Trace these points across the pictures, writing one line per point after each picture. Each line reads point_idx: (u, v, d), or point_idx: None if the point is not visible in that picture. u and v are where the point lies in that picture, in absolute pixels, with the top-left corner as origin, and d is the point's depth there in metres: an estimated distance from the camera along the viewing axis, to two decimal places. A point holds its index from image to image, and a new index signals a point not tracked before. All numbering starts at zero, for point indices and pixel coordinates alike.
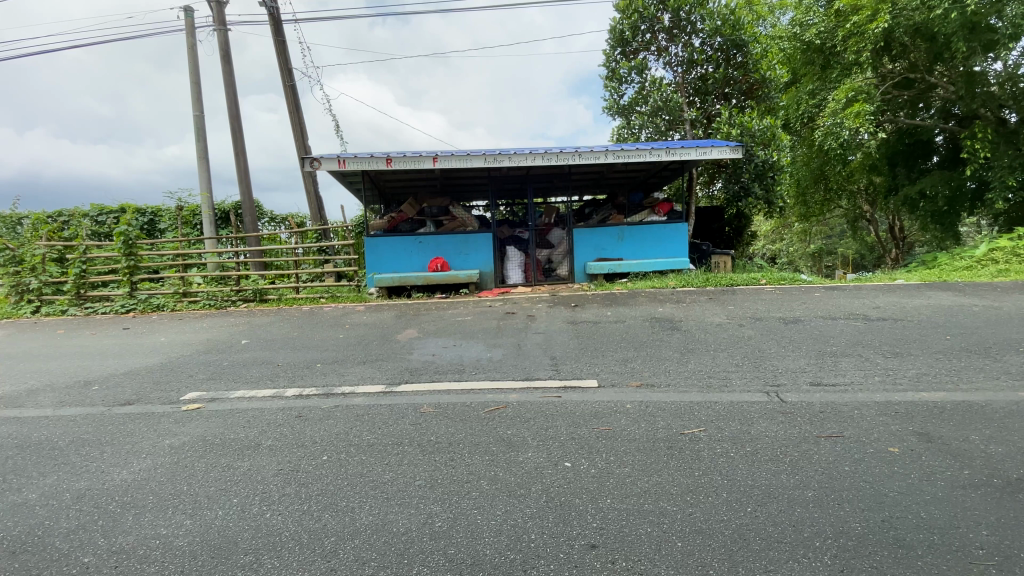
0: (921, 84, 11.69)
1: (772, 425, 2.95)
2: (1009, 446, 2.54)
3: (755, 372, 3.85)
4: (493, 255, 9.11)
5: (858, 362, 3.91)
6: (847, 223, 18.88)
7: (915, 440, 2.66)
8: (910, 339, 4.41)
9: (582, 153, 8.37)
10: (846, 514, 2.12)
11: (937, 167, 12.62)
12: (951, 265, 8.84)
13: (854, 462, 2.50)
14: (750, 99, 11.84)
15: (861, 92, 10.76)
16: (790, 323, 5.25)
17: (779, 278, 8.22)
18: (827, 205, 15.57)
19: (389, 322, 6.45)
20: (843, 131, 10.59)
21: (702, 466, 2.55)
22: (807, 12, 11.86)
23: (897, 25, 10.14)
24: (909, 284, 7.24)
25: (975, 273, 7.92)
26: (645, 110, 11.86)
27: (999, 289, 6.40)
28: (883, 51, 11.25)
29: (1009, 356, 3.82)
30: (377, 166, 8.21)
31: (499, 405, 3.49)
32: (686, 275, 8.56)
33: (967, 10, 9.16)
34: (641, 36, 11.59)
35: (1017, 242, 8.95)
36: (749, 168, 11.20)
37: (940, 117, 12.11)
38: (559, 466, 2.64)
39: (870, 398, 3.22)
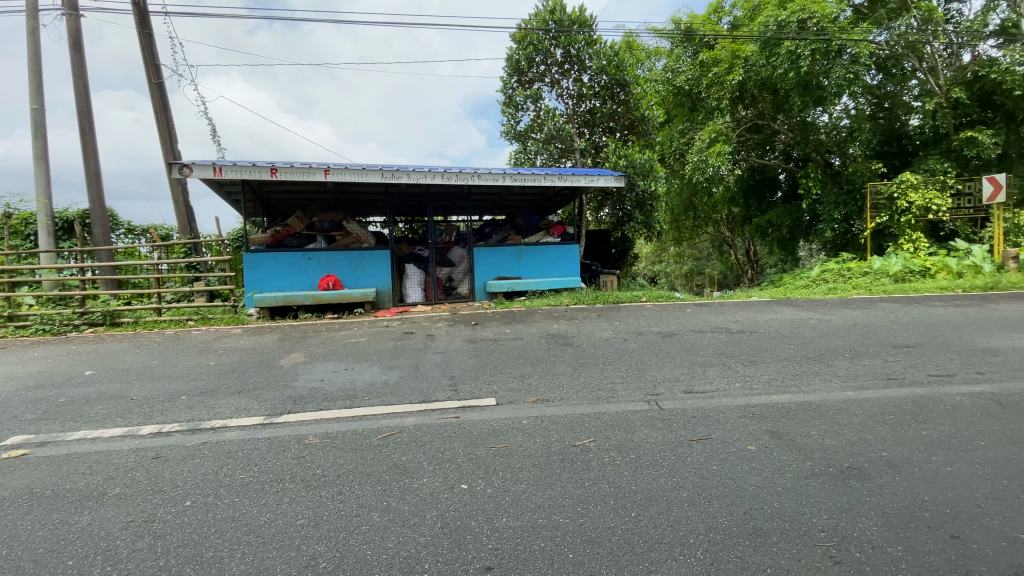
0: (767, 130, 13.80)
1: (653, 432, 3.18)
2: (840, 438, 2.97)
3: (638, 383, 4.14)
4: (390, 272, 8.83)
5: (722, 370, 4.40)
6: (713, 247, 21.38)
7: (768, 438, 3.03)
8: (762, 349, 5.06)
9: (479, 174, 8.52)
10: (715, 510, 2.32)
11: (781, 201, 15.02)
12: (794, 284, 10.42)
13: (721, 461, 2.78)
14: (632, 134, 12.90)
15: (721, 134, 12.50)
16: (667, 336, 5.76)
17: (659, 295, 9.01)
18: (697, 231, 17.52)
19: (271, 346, 5.91)
20: (708, 167, 12.22)
21: (592, 476, 2.66)
22: (678, 61, 13.41)
23: (748, 78, 12.06)
24: (762, 300, 8.34)
25: (812, 291, 9.42)
26: (540, 138, 12.46)
27: (828, 304, 7.63)
28: (738, 100, 13.08)
29: (836, 361, 4.55)
30: (259, 176, 7.59)
31: (393, 431, 3.35)
32: (578, 293, 9.03)
33: (800, 71, 10.98)
34: (535, 68, 12.23)
35: (841, 264, 10.80)
36: (631, 196, 12.28)
37: (782, 159, 14.35)
38: (455, 490, 2.58)
39: (733, 402, 3.62)
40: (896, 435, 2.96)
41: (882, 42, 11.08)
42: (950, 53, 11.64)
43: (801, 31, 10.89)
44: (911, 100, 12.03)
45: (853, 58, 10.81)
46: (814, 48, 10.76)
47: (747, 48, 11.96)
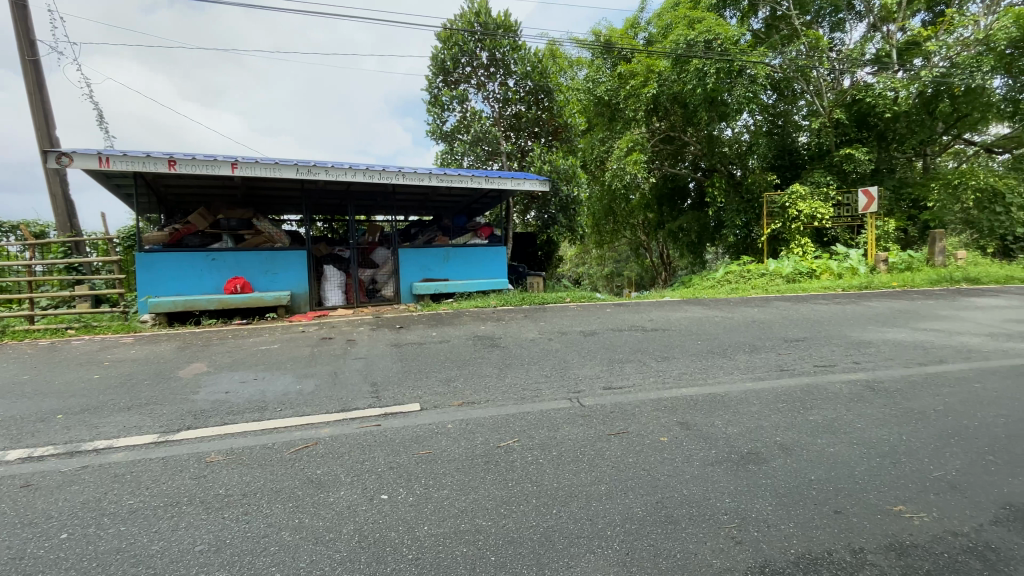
0: (678, 141, 14.80)
1: (574, 428, 3.27)
2: (740, 426, 3.22)
3: (560, 381, 4.25)
4: (307, 274, 8.38)
5: (638, 366, 4.63)
6: (631, 250, 22.55)
7: (678, 429, 3.22)
8: (674, 345, 5.41)
9: (403, 173, 8.32)
10: (630, 501, 2.42)
11: (690, 208, 16.24)
12: (703, 284, 11.27)
13: (635, 453, 2.91)
14: (556, 140, 13.22)
15: (637, 144, 13.29)
16: (588, 335, 5.98)
17: (582, 296, 9.32)
18: (616, 234, 18.40)
19: (169, 355, 5.38)
20: (626, 174, 12.89)
21: (514, 476, 2.68)
22: (598, 72, 14.01)
23: (662, 91, 12.85)
24: (675, 300, 8.92)
25: (718, 291, 10.24)
26: (466, 139, 12.44)
27: (730, 303, 8.34)
28: (653, 112, 13.91)
29: (738, 355, 4.96)
30: (155, 168, 6.89)
31: (309, 443, 3.17)
32: (505, 295, 9.11)
33: (706, 88, 11.90)
34: (461, 69, 12.19)
35: (741, 267, 11.84)
36: (555, 200, 12.59)
37: (692, 169, 15.47)
38: (374, 501, 2.49)
39: (647, 397, 3.82)
40: (788, 421, 3.25)
41: (776, 64, 12.19)
42: (833, 78, 13.07)
43: (707, 50, 11.77)
44: (800, 119, 13.42)
45: (752, 79, 11.87)
46: (718, 67, 11.69)
47: (660, 63, 12.73)
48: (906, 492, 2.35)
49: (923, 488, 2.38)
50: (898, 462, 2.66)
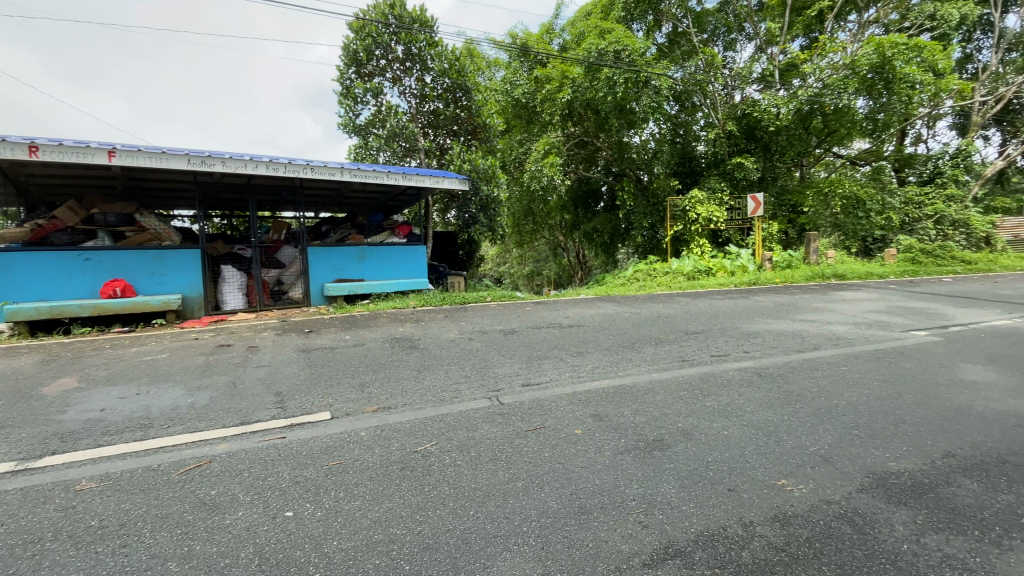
0: (591, 146, 15.43)
1: (492, 427, 3.28)
2: (647, 415, 3.41)
3: (479, 381, 4.24)
4: (202, 276, 7.65)
5: (556, 362, 4.75)
6: (550, 250, 23.19)
7: (591, 421, 3.35)
8: (589, 340, 5.62)
9: (313, 167, 7.87)
10: (545, 495, 2.46)
11: (603, 210, 17.18)
12: (615, 282, 11.85)
13: (551, 447, 2.98)
14: (475, 139, 13.20)
15: (553, 146, 13.70)
16: (508, 334, 6.03)
17: (503, 295, 9.39)
18: (536, 234, 18.82)
19: (29, 370, 4.65)
20: (543, 176, 13.20)
21: (431, 481, 2.62)
22: (515, 74, 14.24)
23: (576, 97, 13.32)
24: (590, 298, 9.29)
25: (628, 288, 10.83)
26: (381, 134, 12.05)
27: (639, 300, 8.86)
28: (568, 116, 14.38)
29: (646, 347, 5.27)
30: (8, 154, 5.92)
31: (203, 461, 2.89)
32: (424, 295, 8.93)
33: (616, 97, 12.52)
34: (375, 61, 11.78)
35: (649, 266, 12.61)
36: (475, 200, 12.54)
37: (604, 173, 16.25)
38: (277, 519, 2.32)
39: (563, 392, 3.93)
40: (690, 408, 3.51)
41: (678, 77, 13.12)
42: (726, 92, 14.31)
43: (617, 60, 12.35)
44: (699, 130, 14.55)
45: (657, 90, 12.67)
46: (626, 77, 12.32)
47: (574, 70, 13.20)
48: (788, 467, 2.61)
49: (802, 462, 2.67)
50: (781, 439, 2.97)
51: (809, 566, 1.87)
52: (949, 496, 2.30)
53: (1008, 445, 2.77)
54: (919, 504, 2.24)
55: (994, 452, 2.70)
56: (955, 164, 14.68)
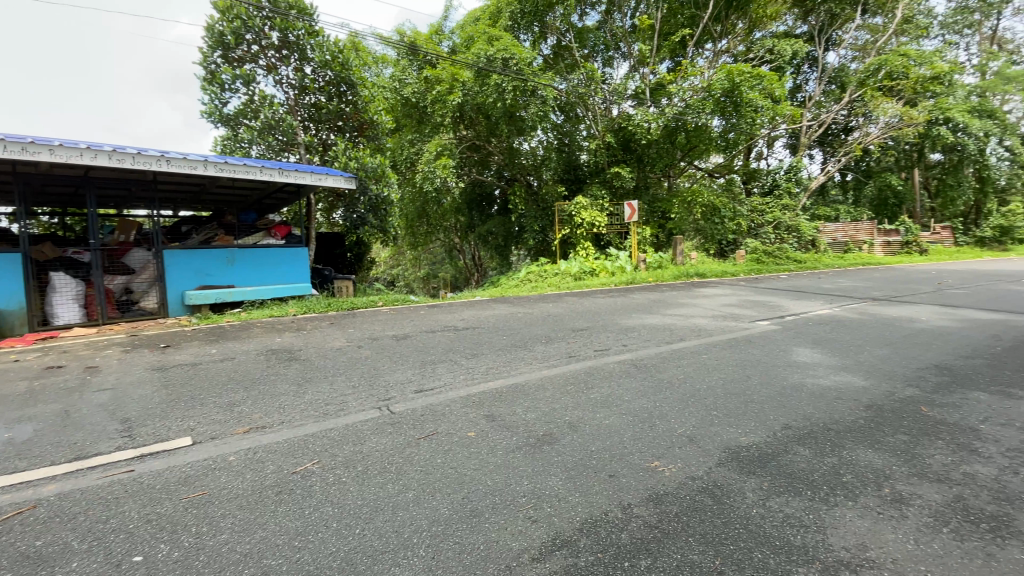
0: (484, 149, 15.70)
1: (382, 438, 3.14)
2: (538, 411, 3.52)
3: (368, 391, 4.05)
4: (26, 284, 6.40)
5: (449, 366, 4.70)
6: (446, 252, 23.12)
7: (484, 423, 3.36)
8: (482, 342, 5.66)
9: (169, 159, 6.96)
10: (437, 503, 2.42)
11: (496, 213, 17.69)
12: (509, 283, 12.15)
13: (443, 453, 2.94)
14: (362, 136, 12.64)
15: (445, 148, 13.69)
16: (399, 339, 5.85)
17: (394, 298, 9.09)
18: (430, 236, 18.64)
19: None
20: (436, 178, 13.06)
21: (312, 503, 2.43)
22: (404, 72, 14.02)
23: (466, 100, 13.37)
24: (484, 299, 9.38)
25: (521, 289, 11.17)
26: (255, 126, 11.04)
27: (531, 300, 9.18)
28: (459, 119, 14.47)
29: (538, 346, 5.45)
30: None
31: (19, 509, 2.39)
32: (307, 301, 8.34)
33: (504, 103, 12.84)
34: (245, 47, 10.76)
35: (540, 267, 13.12)
36: (363, 200, 11.97)
37: (497, 176, 16.66)
38: (122, 567, 1.99)
39: (456, 395, 3.92)
40: (576, 401, 3.69)
41: (563, 89, 13.81)
42: (606, 106, 15.37)
43: (505, 67, 12.65)
44: (582, 139, 15.49)
45: (543, 100, 13.26)
46: (514, 85, 12.69)
47: (463, 73, 13.25)
48: (660, 449, 2.87)
49: (672, 444, 2.93)
50: (656, 424, 3.24)
51: (679, 540, 2.06)
52: (788, 462, 2.69)
53: (830, 416, 3.31)
54: (765, 473, 2.58)
55: (821, 422, 3.21)
56: (788, 178, 17.17)
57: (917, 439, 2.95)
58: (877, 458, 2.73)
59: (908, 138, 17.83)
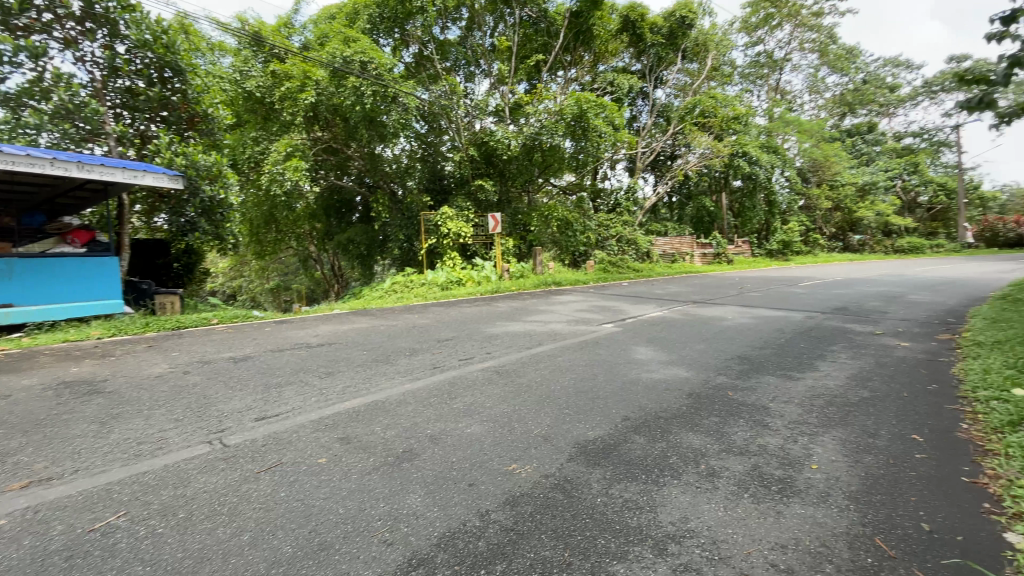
0: (342, 154, 15.00)
1: (212, 477, 2.74)
2: (396, 428, 3.40)
3: (198, 423, 3.52)
4: None
5: (299, 388, 4.31)
6: (299, 262, 21.39)
7: (337, 446, 3.14)
8: (338, 359, 5.31)
9: None
10: (279, 541, 2.18)
11: (357, 221, 16.99)
12: (372, 295, 11.65)
13: (289, 485, 2.66)
14: (192, 131, 10.94)
15: (297, 149, 12.71)
16: (239, 361, 5.21)
17: (233, 315, 8.06)
18: (280, 245, 17.09)
19: None
20: (286, 181, 11.98)
21: (115, 564, 2.02)
22: (246, 63, 12.80)
23: (320, 100, 12.59)
24: (342, 312, 8.84)
25: (385, 300, 10.78)
26: (45, 109, 9.03)
27: (394, 311, 8.90)
28: (313, 120, 13.58)
29: (399, 359, 5.28)
30: None
31: None
32: (118, 321, 7.01)
33: (363, 107, 12.32)
34: (30, 12, 8.74)
35: (405, 277, 12.81)
36: (194, 203, 10.36)
37: (357, 182, 16.04)
38: None
39: (306, 418, 3.61)
40: (437, 413, 3.65)
41: (425, 99, 13.81)
42: (468, 120, 15.67)
43: (363, 70, 12.19)
44: (446, 150, 15.61)
45: (405, 108, 13.07)
46: (374, 90, 12.28)
47: (316, 72, 12.43)
48: (517, 452, 2.97)
49: (528, 445, 3.06)
50: (514, 428, 3.35)
51: (532, 539, 2.14)
52: (627, 451, 2.98)
53: (660, 405, 3.77)
54: (609, 462, 2.83)
55: (653, 412, 3.63)
56: (627, 198, 19.70)
57: (725, 420, 3.50)
58: (696, 439, 3.16)
59: (717, 166, 21.38)
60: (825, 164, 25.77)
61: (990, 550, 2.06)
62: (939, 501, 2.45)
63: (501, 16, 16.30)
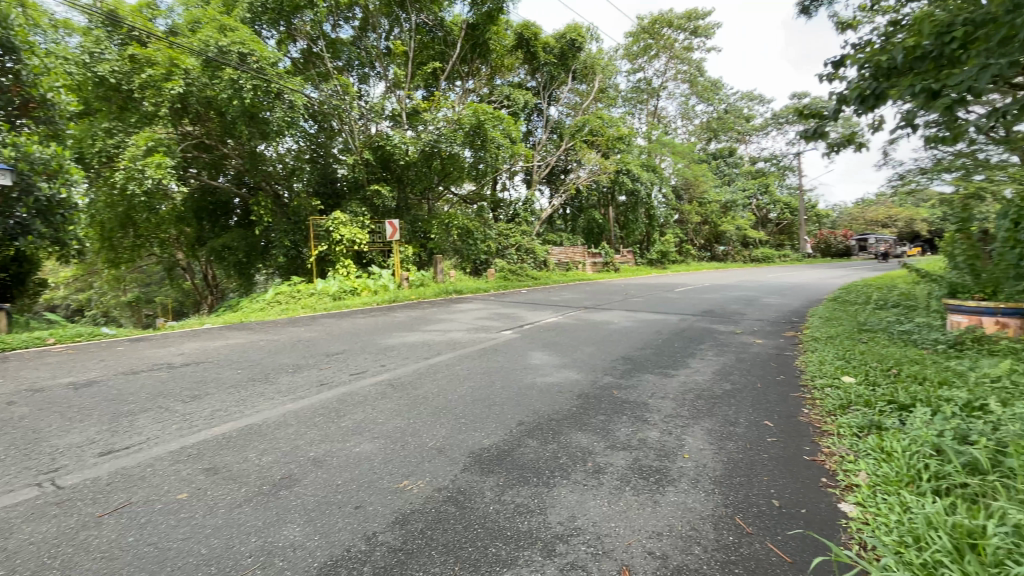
0: (217, 151, 13.63)
1: (37, 528, 2.29)
2: (274, 453, 3.12)
3: (18, 464, 2.91)
4: None
5: (157, 415, 3.77)
6: (163, 271, 18.94)
7: (202, 478, 2.80)
8: (207, 379, 4.74)
9: None
10: None
11: (236, 225, 15.52)
12: (251, 307, 10.63)
13: (140, 527, 2.31)
14: (26, 118, 9.24)
15: (162, 144, 11.24)
16: (80, 387, 4.43)
17: (74, 332, 6.85)
18: (139, 251, 15.00)
19: None
20: (146, 179, 10.54)
21: None
22: (100, 46, 11.06)
23: (191, 91, 11.31)
24: (215, 327, 7.94)
25: (268, 312, 9.87)
26: None
27: (277, 324, 8.21)
28: (181, 112, 12.16)
29: (281, 377, 4.85)
30: None
31: None
32: None
33: (243, 101, 11.28)
34: None
35: (292, 287, 11.89)
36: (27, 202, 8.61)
37: (236, 182, 14.66)
38: None
39: (165, 449, 3.16)
40: (323, 433, 3.41)
41: (314, 97, 13.04)
42: (363, 123, 15.10)
43: (242, 62, 11.19)
44: (339, 153, 14.85)
45: (291, 105, 12.21)
46: (255, 84, 11.30)
47: (186, 60, 11.12)
48: (408, 467, 2.87)
49: (421, 460, 2.97)
50: (406, 443, 3.23)
51: (422, 556, 2.07)
52: (520, 456, 3.03)
53: (552, 408, 3.89)
54: (502, 469, 2.85)
55: (545, 415, 3.74)
56: (525, 209, 20.25)
57: (611, 418, 3.72)
58: (584, 439, 3.31)
59: (605, 181, 22.90)
60: (695, 182, 28.81)
61: (826, 518, 2.40)
62: (786, 478, 2.82)
63: (397, 20, 15.95)
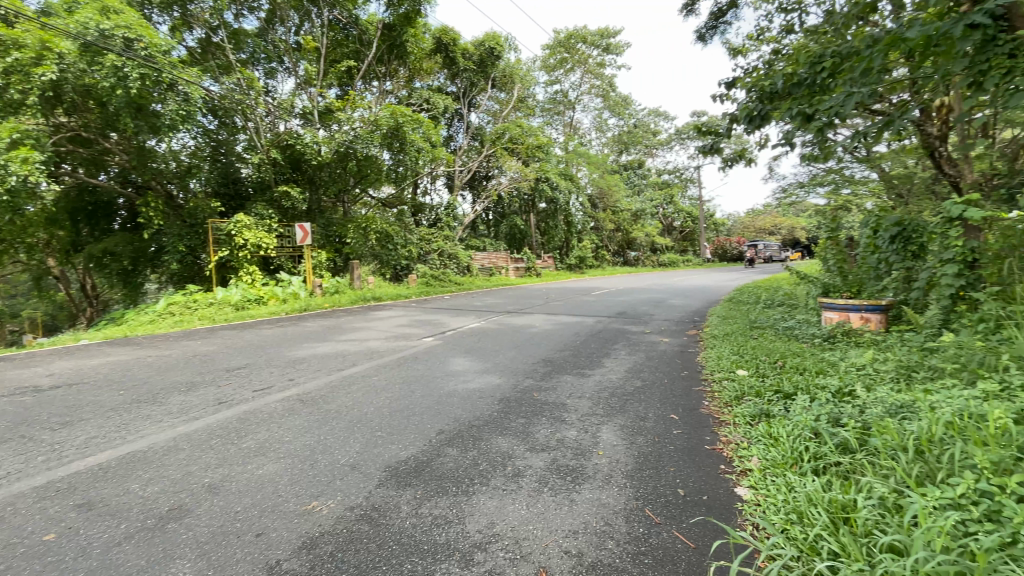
0: (98, 147, 12.12)
1: None
2: (162, 482, 2.79)
3: None
4: None
5: (15, 447, 3.23)
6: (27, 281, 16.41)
7: (73, 515, 2.43)
8: (80, 404, 4.15)
9: None
10: None
11: (120, 228, 13.86)
12: (138, 319, 9.51)
13: None
14: None
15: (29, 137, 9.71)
16: None
17: None
18: None
19: None
20: (11, 177, 9.02)
21: None
22: None
23: (66, 78, 9.96)
24: (92, 343, 6.99)
25: (158, 325, 8.86)
26: None
27: (170, 338, 7.40)
28: (53, 102, 10.64)
29: (172, 397, 4.36)
30: None
31: None
32: None
33: (130, 91, 10.15)
34: None
35: (188, 296, 10.81)
36: None
37: (120, 181, 13.09)
38: None
39: (24, 487, 2.72)
40: (220, 457, 3.12)
41: (213, 91, 12.02)
42: (270, 120, 14.17)
43: (128, 49, 10.10)
44: (242, 151, 13.79)
45: (185, 97, 11.10)
46: (143, 73, 10.19)
47: (61, 44, 9.79)
48: (318, 487, 2.70)
49: (333, 478, 2.82)
50: (316, 461, 3.04)
51: None
52: (439, 466, 2.97)
53: (472, 414, 3.86)
54: (419, 481, 2.77)
55: (465, 422, 3.70)
56: (447, 213, 20.05)
57: (530, 420, 3.77)
58: (504, 443, 3.32)
59: (526, 188, 23.34)
60: (609, 191, 30.28)
61: (724, 503, 2.60)
62: (690, 468, 3.01)
63: (307, 15, 15.17)
